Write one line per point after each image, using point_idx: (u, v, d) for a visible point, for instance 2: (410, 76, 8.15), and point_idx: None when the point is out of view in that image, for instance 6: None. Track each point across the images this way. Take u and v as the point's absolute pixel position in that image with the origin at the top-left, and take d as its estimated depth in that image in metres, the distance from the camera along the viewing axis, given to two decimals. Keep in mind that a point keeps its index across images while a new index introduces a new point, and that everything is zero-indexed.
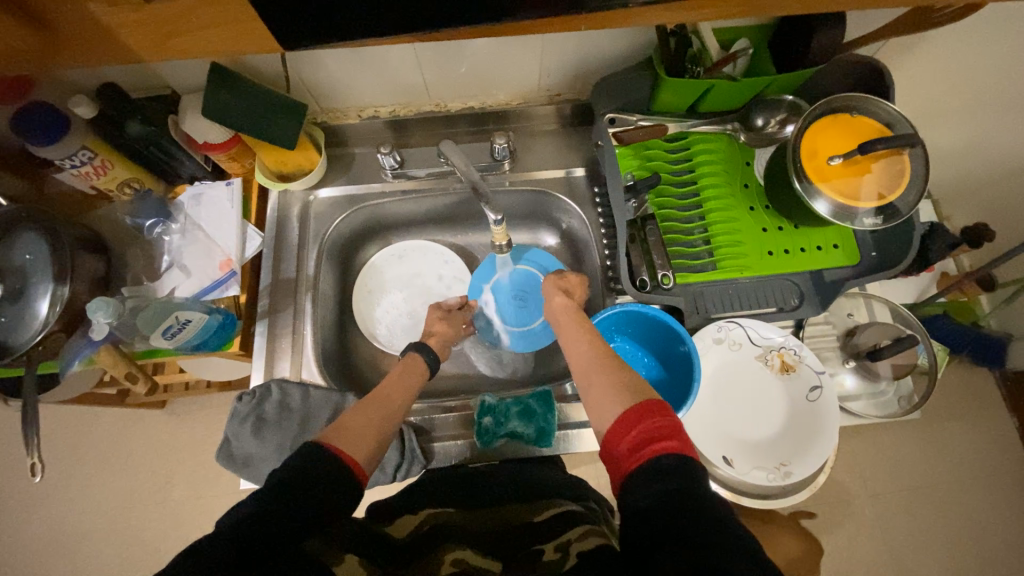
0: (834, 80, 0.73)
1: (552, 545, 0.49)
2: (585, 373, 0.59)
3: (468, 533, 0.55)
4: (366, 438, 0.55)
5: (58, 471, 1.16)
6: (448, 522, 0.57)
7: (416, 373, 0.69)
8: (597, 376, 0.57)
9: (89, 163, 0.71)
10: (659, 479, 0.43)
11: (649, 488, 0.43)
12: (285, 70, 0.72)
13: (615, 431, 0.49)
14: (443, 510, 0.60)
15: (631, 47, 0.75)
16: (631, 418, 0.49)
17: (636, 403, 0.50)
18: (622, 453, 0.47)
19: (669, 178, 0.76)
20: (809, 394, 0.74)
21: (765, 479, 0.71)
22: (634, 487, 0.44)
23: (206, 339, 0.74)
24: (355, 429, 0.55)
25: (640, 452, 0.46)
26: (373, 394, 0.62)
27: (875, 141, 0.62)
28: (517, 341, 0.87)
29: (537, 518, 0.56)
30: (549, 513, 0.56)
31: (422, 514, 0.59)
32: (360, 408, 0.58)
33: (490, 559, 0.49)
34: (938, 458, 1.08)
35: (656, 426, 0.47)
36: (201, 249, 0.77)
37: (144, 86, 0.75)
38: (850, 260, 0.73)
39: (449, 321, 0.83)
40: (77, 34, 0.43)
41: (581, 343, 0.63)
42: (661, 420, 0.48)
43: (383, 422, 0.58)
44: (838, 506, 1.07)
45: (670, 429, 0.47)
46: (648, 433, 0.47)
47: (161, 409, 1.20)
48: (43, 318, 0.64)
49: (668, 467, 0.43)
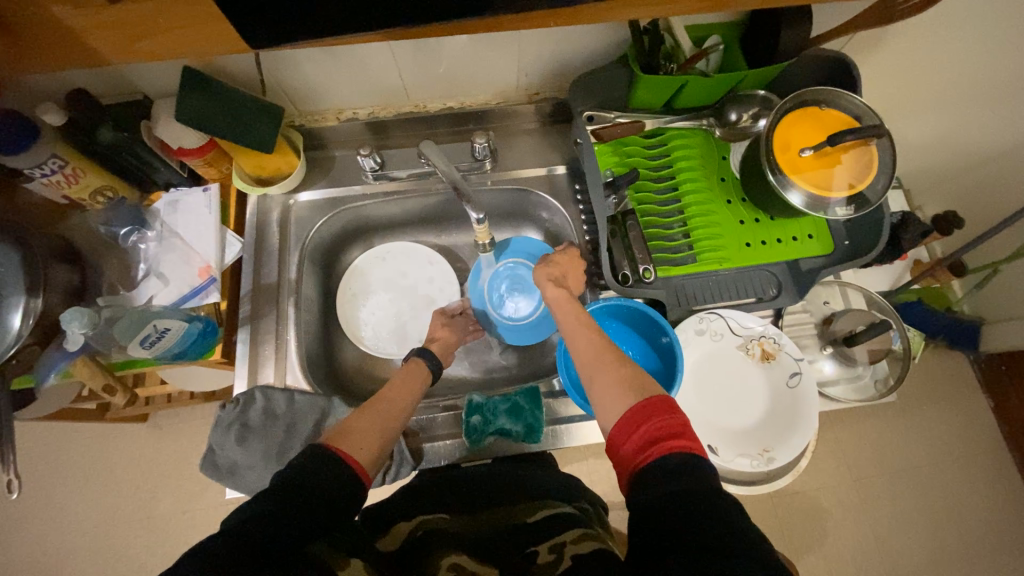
0: (803, 75, 0.75)
1: (546, 546, 0.50)
2: (586, 369, 0.59)
3: (461, 538, 0.54)
4: (369, 440, 0.55)
5: (37, 490, 1.13)
6: (441, 527, 0.56)
7: (421, 378, 0.69)
8: (600, 371, 0.57)
9: (60, 172, 0.69)
10: (669, 480, 0.44)
11: (660, 489, 0.44)
12: (261, 73, 0.72)
13: (620, 431, 0.50)
14: (435, 517, 0.59)
15: (606, 45, 0.76)
16: (636, 416, 0.49)
17: (642, 401, 0.50)
18: (629, 453, 0.48)
19: (648, 174, 0.78)
20: (789, 381, 0.75)
21: (748, 465, 0.72)
22: (642, 488, 0.45)
23: (188, 348, 0.72)
24: (357, 433, 0.54)
25: (649, 450, 0.47)
26: (377, 396, 0.62)
27: (843, 132, 0.63)
28: (519, 334, 0.86)
29: (531, 518, 0.57)
30: (542, 514, 0.57)
31: (414, 521, 0.59)
32: (361, 412, 0.58)
33: (487, 564, 0.49)
34: (915, 439, 1.11)
35: (664, 425, 0.48)
36: (178, 257, 0.76)
37: (115, 92, 0.73)
38: (824, 249, 0.76)
39: (451, 327, 0.83)
40: (43, 37, 0.42)
41: (582, 337, 0.62)
42: (670, 418, 0.48)
43: (384, 425, 0.58)
44: (822, 491, 1.09)
45: (679, 428, 0.47)
46: (655, 431, 0.47)
47: (143, 423, 1.17)
48: (15, 332, 0.62)
49: (678, 468, 0.44)
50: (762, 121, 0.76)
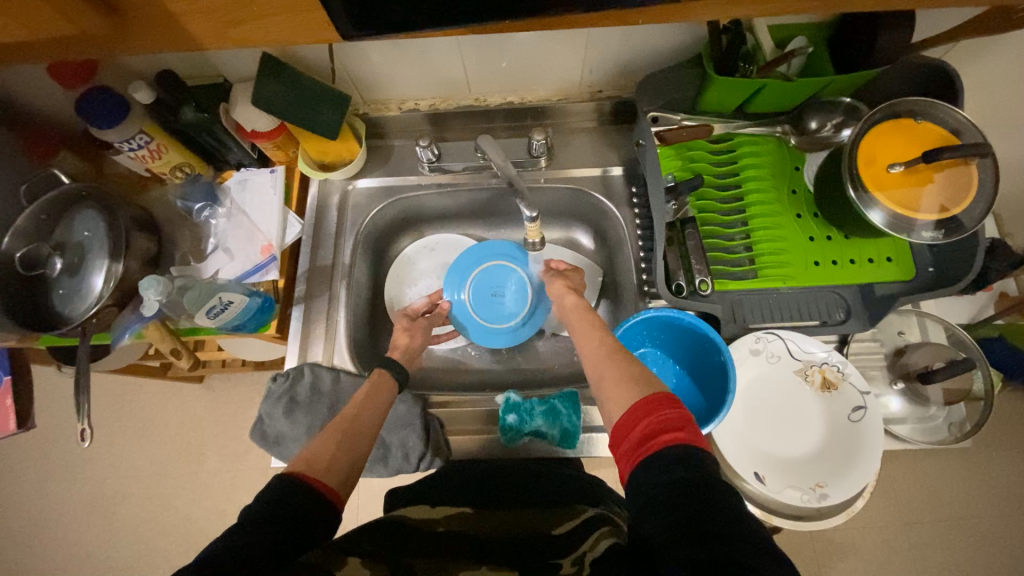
0: (900, 83, 0.69)
1: (569, 559, 0.47)
2: (595, 368, 0.59)
3: (480, 538, 0.53)
4: (337, 463, 0.54)
5: (104, 435, 1.23)
6: (467, 526, 0.55)
7: (387, 391, 0.68)
8: (609, 369, 0.56)
9: (146, 147, 0.74)
10: (668, 469, 0.42)
11: (659, 477, 0.42)
12: (331, 61, 0.73)
13: (624, 422, 0.48)
14: (460, 509, 0.59)
15: (680, 43, 0.72)
16: (636, 412, 0.48)
17: (643, 397, 0.49)
18: (632, 444, 0.46)
19: (712, 181, 0.74)
20: (851, 414, 0.70)
21: (798, 499, 0.68)
22: (642, 478, 0.43)
23: (246, 321, 0.76)
24: (322, 458, 0.54)
25: (648, 444, 0.45)
26: (350, 420, 0.61)
27: (942, 148, 0.58)
28: (494, 339, 0.84)
29: (556, 530, 0.53)
30: (570, 525, 0.53)
31: (441, 514, 0.58)
32: (322, 435, 0.57)
33: (504, 569, 0.47)
34: (985, 491, 1.01)
35: (664, 419, 0.46)
36: (244, 234, 0.79)
37: (198, 75, 0.77)
38: (904, 275, 0.69)
39: (413, 331, 0.80)
40: (144, 20, 0.44)
41: (592, 340, 0.63)
42: (672, 412, 0.46)
43: (348, 444, 0.58)
44: (870, 532, 1.01)
45: (681, 421, 0.46)
46: (656, 425, 0.46)
47: (199, 383, 1.25)
48: (98, 293, 0.67)
49: (679, 458, 0.42)
50: (845, 131, 0.70)
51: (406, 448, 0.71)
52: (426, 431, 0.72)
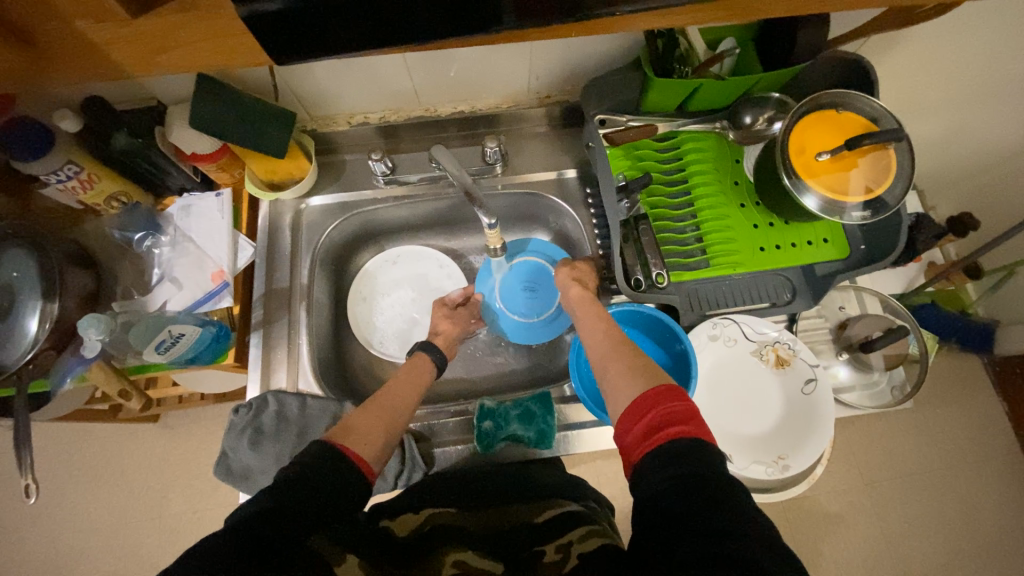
0: (819, 78, 0.74)
1: (552, 546, 0.49)
2: (601, 361, 0.60)
3: (468, 535, 0.53)
4: (375, 434, 0.55)
5: (51, 489, 1.14)
6: (451, 523, 0.55)
7: (423, 373, 0.69)
8: (613, 361, 0.58)
9: (75, 177, 0.70)
10: (674, 464, 0.43)
11: (666, 471, 0.43)
12: (273, 79, 0.72)
13: (627, 417, 0.50)
14: (444, 510, 0.58)
15: (620, 47, 0.75)
16: (642, 405, 0.49)
17: (648, 390, 0.51)
18: (634, 440, 0.48)
19: (661, 177, 0.77)
20: (804, 387, 0.75)
21: (763, 473, 0.72)
22: (648, 472, 0.44)
23: (202, 352, 0.73)
24: (359, 430, 0.54)
25: (654, 436, 0.46)
26: (380, 394, 0.61)
27: (862, 136, 0.63)
28: (540, 333, 0.86)
29: (537, 519, 0.55)
30: (551, 513, 0.56)
31: (423, 514, 0.58)
32: (365, 409, 0.58)
33: (490, 558, 0.49)
34: (931, 447, 1.09)
35: (670, 412, 0.47)
36: (192, 261, 0.76)
37: (129, 99, 0.73)
38: (840, 253, 0.74)
39: (455, 319, 0.84)
40: (62, 51, 0.42)
41: (598, 332, 0.64)
42: (677, 405, 0.48)
43: (389, 419, 0.58)
44: (834, 496, 1.08)
45: (685, 413, 0.47)
46: (663, 417, 0.47)
47: (154, 423, 1.18)
48: (33, 336, 0.63)
49: (684, 451, 0.44)
50: (777, 124, 0.74)
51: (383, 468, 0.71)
52: (400, 449, 0.72)
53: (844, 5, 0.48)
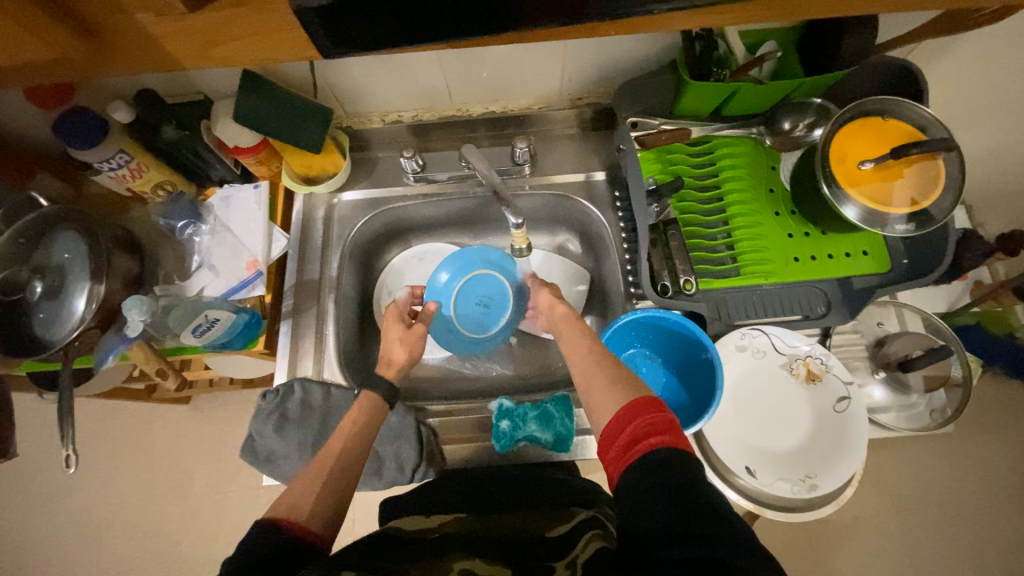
0: (865, 84, 0.71)
1: (561, 564, 0.45)
2: (583, 376, 0.58)
3: (474, 539, 0.51)
4: (316, 504, 0.51)
5: (88, 462, 1.20)
6: (462, 530, 0.54)
7: (371, 413, 0.64)
8: (594, 376, 0.56)
9: (126, 166, 0.74)
10: (656, 471, 0.43)
11: (648, 479, 0.43)
12: (313, 77, 0.74)
13: (609, 429, 0.49)
14: (456, 516, 0.58)
15: (656, 50, 0.74)
16: (624, 417, 0.48)
17: (628, 402, 0.50)
18: (619, 449, 0.47)
19: (692, 182, 0.75)
20: (836, 404, 0.72)
21: (789, 491, 0.69)
22: (630, 479, 0.44)
23: (234, 338, 0.75)
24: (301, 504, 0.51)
25: (635, 447, 0.46)
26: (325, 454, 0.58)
27: (909, 144, 0.60)
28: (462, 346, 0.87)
29: (550, 532, 0.51)
30: (564, 526, 0.52)
31: (435, 520, 0.57)
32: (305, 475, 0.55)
33: (496, 565, 0.46)
34: (971, 477, 1.03)
35: (652, 422, 0.47)
36: (229, 250, 0.79)
37: (179, 93, 0.77)
38: (880, 267, 0.71)
39: (409, 340, 0.73)
40: (123, 43, 0.44)
41: (580, 348, 0.62)
42: (657, 416, 0.47)
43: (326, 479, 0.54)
44: (862, 522, 1.03)
45: (664, 424, 0.46)
46: (644, 427, 0.47)
47: (185, 405, 1.23)
48: (79, 315, 0.66)
49: (665, 460, 0.43)
50: (817, 131, 0.73)
51: (400, 459, 0.70)
52: (418, 440, 0.72)
53: (898, 6, 0.47)
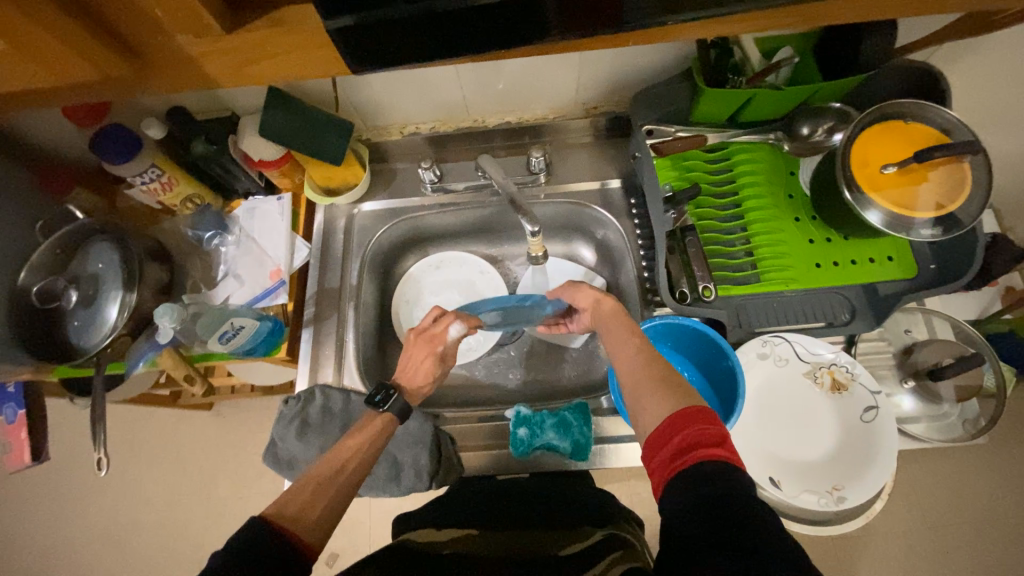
0: (885, 89, 0.71)
1: None
2: (631, 379, 0.56)
3: (490, 559, 0.50)
4: (317, 511, 0.49)
5: (114, 467, 1.23)
6: (468, 550, 0.52)
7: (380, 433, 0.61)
8: (642, 378, 0.55)
9: (157, 180, 0.77)
10: (701, 484, 0.41)
11: (695, 492, 0.41)
12: (335, 92, 0.76)
13: (657, 436, 0.47)
14: (466, 532, 0.57)
15: (671, 58, 0.74)
16: (674, 424, 0.47)
17: (678, 409, 0.48)
18: (665, 458, 0.46)
19: (709, 189, 0.75)
20: (864, 414, 0.70)
21: (816, 503, 0.67)
22: (676, 490, 0.43)
23: (257, 345, 0.77)
24: (298, 506, 0.49)
25: (683, 458, 0.44)
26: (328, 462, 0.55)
27: (934, 148, 0.59)
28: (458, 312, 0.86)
29: (561, 551, 0.51)
30: (575, 547, 0.51)
31: (446, 535, 0.56)
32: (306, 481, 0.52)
33: None
34: (1010, 493, 0.99)
35: (701, 434, 0.45)
36: (253, 259, 0.81)
37: (208, 109, 0.80)
38: (906, 272, 0.70)
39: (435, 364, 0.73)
40: (165, 63, 0.47)
41: (628, 347, 0.60)
42: (709, 428, 0.45)
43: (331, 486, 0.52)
44: (892, 538, 0.99)
45: (719, 437, 0.44)
46: (693, 438, 0.45)
47: (208, 411, 1.25)
48: (112, 323, 0.69)
49: (714, 474, 0.42)
50: (838, 134, 0.71)
51: (416, 465, 0.70)
52: (437, 447, 0.72)
53: (921, 9, 0.46)
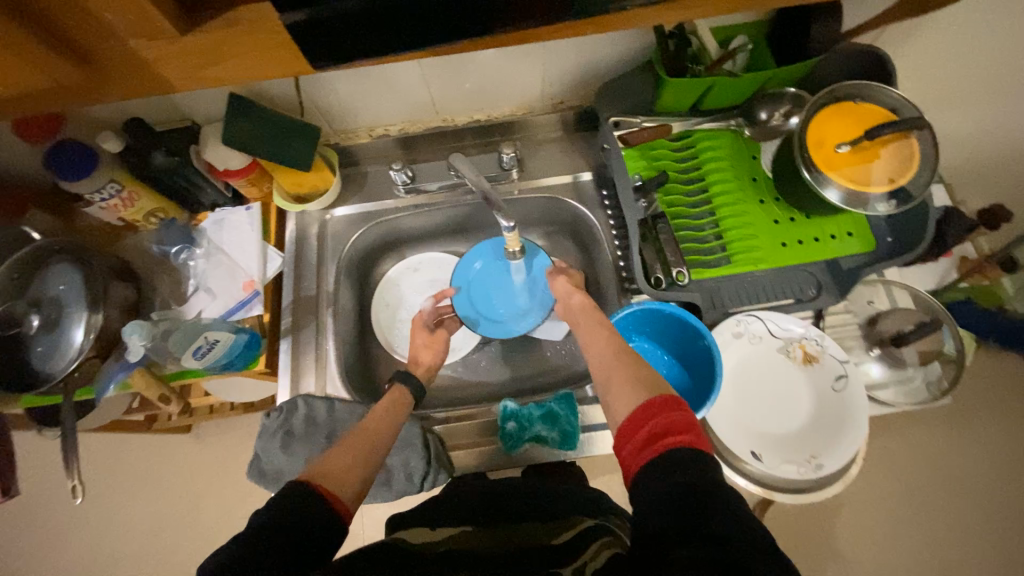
0: (835, 71, 0.74)
1: (570, 569, 0.45)
2: (602, 370, 0.58)
3: (484, 557, 0.49)
4: (351, 476, 0.53)
5: (91, 499, 1.18)
6: (467, 544, 0.52)
7: (402, 405, 0.67)
8: (616, 369, 0.56)
9: (117, 196, 0.74)
10: (671, 472, 0.43)
11: (668, 478, 0.42)
12: (299, 95, 0.75)
13: (627, 426, 0.49)
14: (461, 529, 0.57)
15: (632, 51, 0.76)
16: (644, 413, 0.48)
17: (647, 400, 0.50)
18: (636, 448, 0.47)
19: (678, 177, 0.77)
20: (835, 384, 0.73)
21: (795, 472, 0.70)
22: (648, 478, 0.43)
23: (234, 360, 0.75)
24: (336, 472, 0.53)
25: (656, 443, 0.46)
26: (357, 430, 0.60)
27: (882, 125, 0.62)
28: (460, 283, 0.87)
29: (555, 541, 0.51)
30: (569, 534, 0.52)
31: (440, 533, 0.55)
32: (341, 447, 0.56)
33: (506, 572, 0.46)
34: (976, 451, 1.04)
35: (671, 421, 0.47)
36: (224, 271, 0.79)
37: (166, 120, 0.78)
38: (866, 247, 0.73)
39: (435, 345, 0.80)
40: (116, 70, 0.46)
41: (599, 341, 0.62)
42: (678, 415, 0.47)
43: (366, 453, 0.57)
44: (871, 503, 1.04)
45: (686, 425, 0.46)
46: (663, 426, 0.46)
47: (187, 434, 1.21)
48: (78, 346, 0.66)
49: (683, 460, 0.43)
50: (793, 118, 0.75)
51: (408, 469, 0.70)
52: (426, 448, 0.71)
53: None
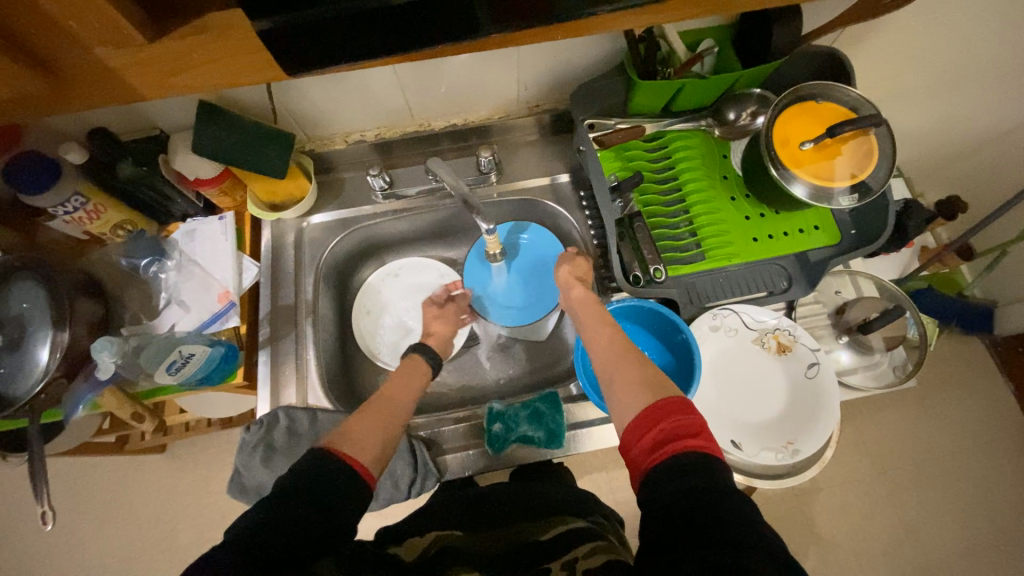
0: (797, 72, 0.77)
1: (559, 564, 0.47)
2: (604, 368, 0.59)
3: (475, 556, 0.50)
4: (372, 441, 0.54)
5: (60, 527, 1.13)
6: (456, 544, 0.53)
7: (419, 375, 0.68)
8: (618, 370, 0.57)
9: (82, 209, 0.72)
10: (683, 476, 0.43)
11: (679, 483, 0.43)
12: (271, 101, 0.74)
13: (632, 430, 0.49)
14: (449, 533, 0.57)
15: (604, 54, 0.78)
16: (653, 415, 0.48)
17: (655, 403, 0.50)
18: (644, 450, 0.47)
19: (653, 177, 0.79)
20: (807, 371, 0.76)
21: (774, 459, 0.72)
22: (659, 482, 0.44)
23: (211, 373, 0.74)
24: (354, 439, 0.53)
25: (663, 449, 0.46)
26: (376, 395, 0.61)
27: (843, 123, 0.65)
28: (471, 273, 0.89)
29: (544, 536, 0.53)
30: (557, 530, 0.53)
31: (428, 537, 0.56)
32: (362, 413, 0.57)
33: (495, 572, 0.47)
34: (941, 431, 1.09)
35: (679, 425, 0.47)
36: (198, 284, 0.77)
37: (132, 129, 0.76)
38: (832, 239, 0.76)
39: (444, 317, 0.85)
40: (83, 79, 0.45)
41: (602, 338, 0.63)
42: (686, 418, 0.47)
43: (387, 419, 0.58)
44: (846, 486, 1.08)
45: (696, 428, 0.46)
46: (671, 430, 0.46)
47: (161, 453, 1.17)
48: (44, 366, 0.63)
49: (694, 465, 0.43)
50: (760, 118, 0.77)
51: (395, 475, 0.70)
52: (412, 455, 0.72)
53: None
